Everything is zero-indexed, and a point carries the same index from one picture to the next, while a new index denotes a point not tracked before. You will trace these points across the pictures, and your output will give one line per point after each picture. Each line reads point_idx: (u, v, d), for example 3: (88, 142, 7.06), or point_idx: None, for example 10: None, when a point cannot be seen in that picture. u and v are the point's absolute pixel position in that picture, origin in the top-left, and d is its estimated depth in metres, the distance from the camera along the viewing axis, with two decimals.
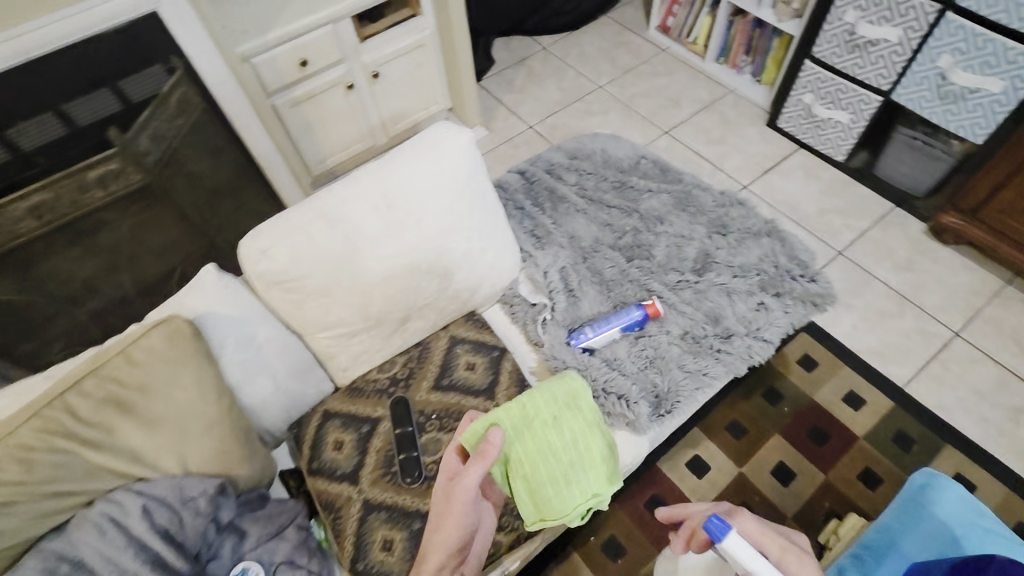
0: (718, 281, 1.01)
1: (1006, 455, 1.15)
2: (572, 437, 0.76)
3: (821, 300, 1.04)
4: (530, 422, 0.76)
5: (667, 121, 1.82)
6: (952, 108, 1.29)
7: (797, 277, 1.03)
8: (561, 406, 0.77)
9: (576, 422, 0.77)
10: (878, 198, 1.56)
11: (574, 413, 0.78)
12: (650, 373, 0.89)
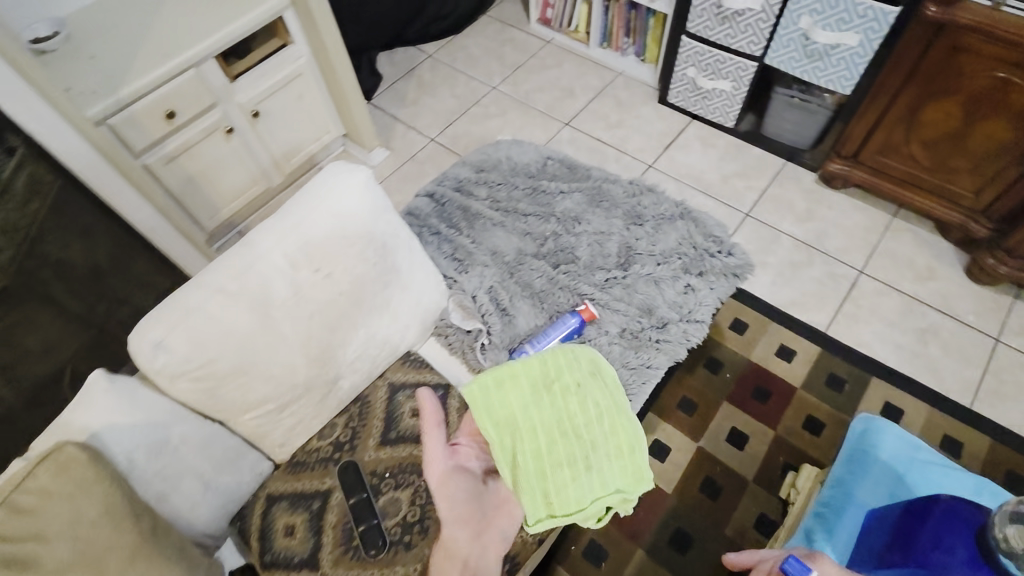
0: (644, 271, 1.02)
1: (921, 374, 1.26)
2: (593, 416, 0.77)
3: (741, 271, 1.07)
4: (547, 392, 0.78)
5: (565, 112, 1.83)
6: (819, 65, 1.37)
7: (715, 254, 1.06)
8: (583, 380, 0.79)
9: (596, 398, 0.79)
10: (771, 156, 1.65)
11: (597, 391, 0.79)
12: None
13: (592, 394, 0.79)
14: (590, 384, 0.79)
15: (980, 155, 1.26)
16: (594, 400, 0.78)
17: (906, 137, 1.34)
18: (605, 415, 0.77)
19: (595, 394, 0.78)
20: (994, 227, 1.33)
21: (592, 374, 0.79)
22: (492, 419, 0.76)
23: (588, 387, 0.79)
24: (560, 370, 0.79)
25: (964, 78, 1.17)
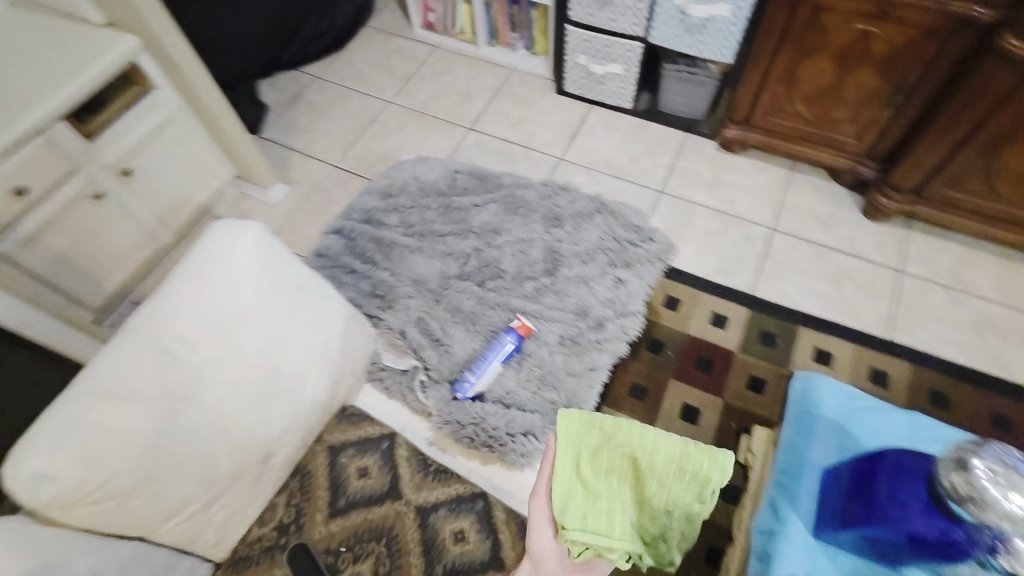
0: (573, 273, 1.00)
1: (842, 315, 1.33)
2: (661, 496, 0.70)
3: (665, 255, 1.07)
4: (622, 450, 0.72)
5: (466, 116, 1.79)
6: (698, 41, 1.41)
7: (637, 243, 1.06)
8: (672, 467, 0.69)
9: (677, 485, 0.69)
10: (672, 131, 1.69)
11: (680, 481, 0.69)
12: (544, 392, 0.89)
13: (673, 483, 0.69)
14: (677, 476, 0.69)
15: (856, 103, 1.34)
16: (673, 485, 0.70)
17: (789, 96, 1.40)
18: (675, 504, 0.69)
19: (677, 481, 0.69)
20: (879, 166, 1.42)
21: (687, 467, 0.69)
22: (571, 443, 0.74)
23: (672, 477, 0.69)
24: (653, 444, 0.70)
25: (830, 34, 1.24)
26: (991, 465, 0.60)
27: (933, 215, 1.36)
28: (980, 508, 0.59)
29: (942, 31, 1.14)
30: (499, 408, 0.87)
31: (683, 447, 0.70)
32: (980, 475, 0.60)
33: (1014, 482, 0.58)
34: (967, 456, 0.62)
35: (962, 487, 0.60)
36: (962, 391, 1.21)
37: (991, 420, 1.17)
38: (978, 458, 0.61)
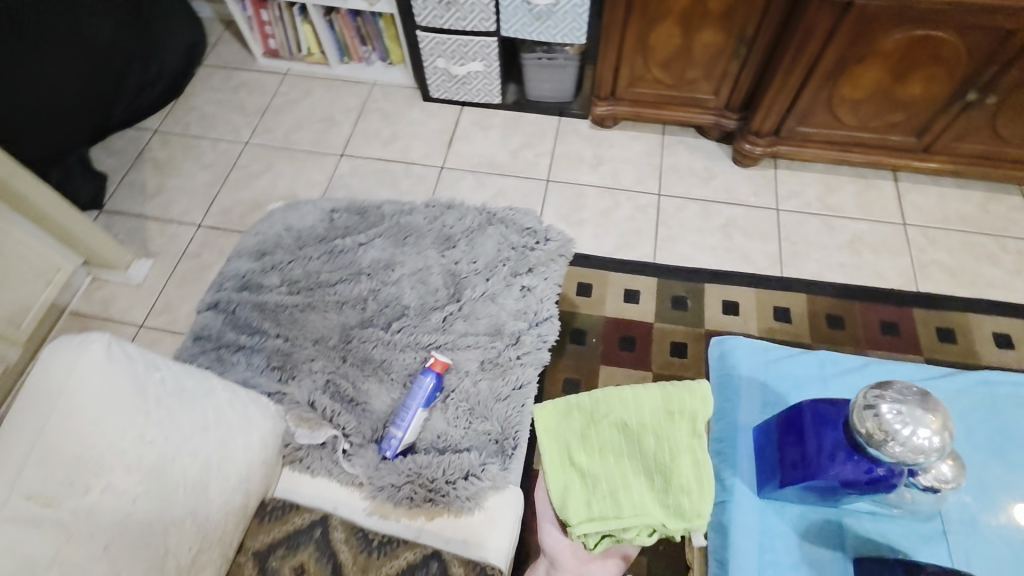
0: (478, 293, 0.97)
1: (738, 263, 1.40)
2: (657, 447, 0.69)
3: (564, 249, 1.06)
4: (610, 419, 0.72)
5: (334, 142, 1.68)
6: (550, 25, 1.40)
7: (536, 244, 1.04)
8: (658, 414, 0.71)
9: (669, 431, 0.70)
10: (546, 117, 1.69)
11: (671, 426, 0.70)
12: (477, 424, 0.84)
13: (664, 430, 0.70)
14: (665, 421, 0.70)
15: (706, 61, 1.38)
16: (665, 431, 0.70)
17: (645, 65, 1.42)
18: (675, 449, 0.68)
19: (668, 426, 0.70)
20: (739, 116, 1.49)
21: (672, 408, 0.70)
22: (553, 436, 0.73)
23: (661, 424, 0.70)
24: (632, 399, 0.71)
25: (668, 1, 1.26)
26: (895, 399, 0.58)
27: (794, 152, 1.45)
28: (894, 445, 0.57)
29: None
30: (433, 456, 0.81)
31: (660, 394, 0.71)
32: (888, 413, 0.58)
33: (917, 412, 0.57)
34: (872, 395, 0.59)
35: (875, 430, 0.58)
36: (852, 308, 1.32)
37: (880, 328, 1.29)
38: (882, 395, 0.58)
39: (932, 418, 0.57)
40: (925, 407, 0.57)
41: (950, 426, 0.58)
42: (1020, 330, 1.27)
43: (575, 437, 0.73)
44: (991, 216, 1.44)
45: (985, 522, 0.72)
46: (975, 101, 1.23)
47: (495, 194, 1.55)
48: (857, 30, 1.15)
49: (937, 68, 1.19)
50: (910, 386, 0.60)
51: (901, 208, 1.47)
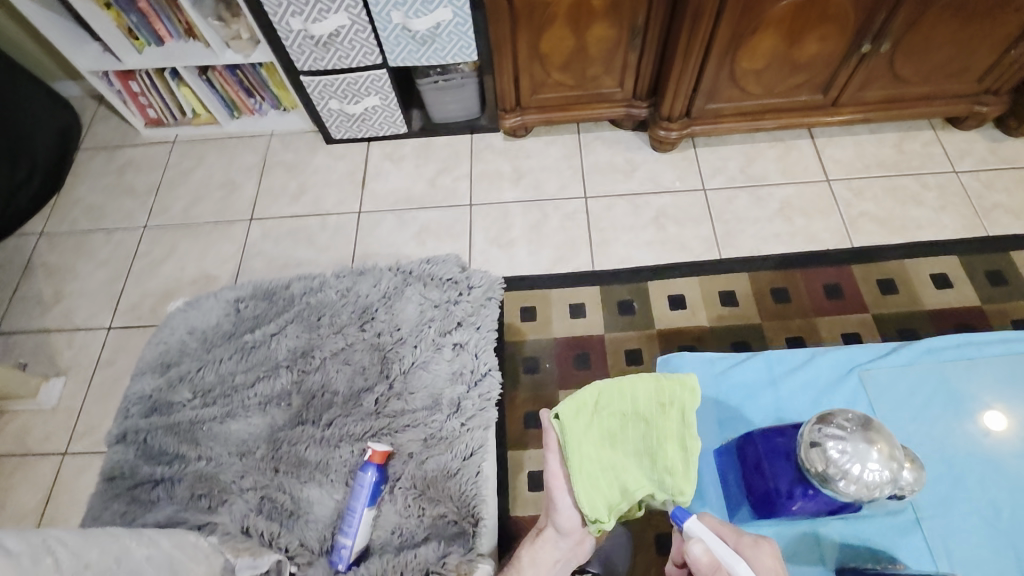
0: (407, 365, 0.93)
1: (676, 254, 1.38)
2: (647, 434, 0.72)
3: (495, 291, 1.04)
4: (609, 410, 0.73)
5: (240, 207, 1.58)
6: (436, 48, 1.32)
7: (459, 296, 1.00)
8: (651, 404, 0.72)
9: (660, 421, 0.71)
10: (457, 138, 1.62)
11: (663, 416, 0.71)
12: (430, 509, 0.81)
13: (655, 417, 0.71)
14: (657, 409, 0.71)
15: (603, 57, 1.32)
16: (656, 419, 0.71)
17: (544, 71, 1.35)
18: (665, 437, 0.70)
19: (659, 415, 0.71)
20: (649, 102, 1.45)
21: (663, 399, 0.71)
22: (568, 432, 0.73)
23: (653, 412, 0.71)
24: (628, 390, 0.72)
25: (552, 4, 1.19)
26: (837, 432, 0.58)
27: (709, 129, 1.43)
28: (843, 480, 0.57)
29: None
30: (387, 560, 0.75)
31: (654, 383, 0.71)
32: (831, 448, 0.58)
33: (859, 444, 0.57)
34: (817, 429, 0.59)
35: (821, 465, 0.58)
36: (793, 277, 1.31)
37: (824, 293, 1.28)
38: (824, 430, 0.59)
39: (875, 448, 0.56)
40: (867, 438, 0.57)
41: (899, 452, 0.58)
42: (954, 266, 1.29)
43: (583, 433, 0.72)
44: (907, 155, 1.45)
45: (956, 496, 0.71)
46: (871, 51, 1.23)
47: (419, 231, 1.48)
48: (744, 4, 1.12)
49: (828, 26, 1.17)
50: (854, 416, 0.60)
51: (822, 164, 1.47)
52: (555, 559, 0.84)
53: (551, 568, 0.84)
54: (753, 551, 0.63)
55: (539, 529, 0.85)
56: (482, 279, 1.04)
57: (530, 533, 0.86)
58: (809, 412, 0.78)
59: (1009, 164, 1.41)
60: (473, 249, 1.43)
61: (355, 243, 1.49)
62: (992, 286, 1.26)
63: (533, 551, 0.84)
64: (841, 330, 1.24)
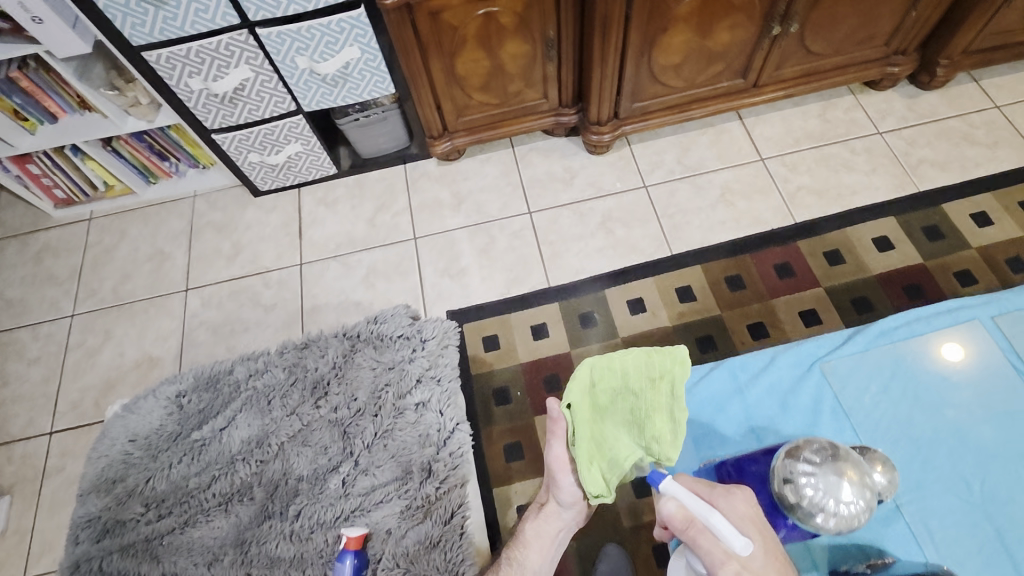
0: (351, 450, 1.12)
1: (629, 256, 1.37)
2: (638, 405, 0.76)
3: (435, 357, 1.21)
4: (604, 386, 0.76)
5: (173, 278, 1.49)
6: (350, 87, 1.26)
7: (388, 377, 1.19)
8: (641, 378, 0.75)
9: (649, 393, 0.75)
10: (390, 170, 1.56)
11: (652, 389, 0.75)
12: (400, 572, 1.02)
13: (646, 390, 0.75)
14: (647, 382, 0.75)
15: (521, 72, 1.29)
16: (646, 392, 0.75)
17: (465, 93, 1.32)
18: (656, 409, 0.75)
19: (648, 388, 0.75)
20: (577, 108, 1.43)
21: (653, 374, 0.74)
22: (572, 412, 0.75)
23: (643, 386, 0.75)
24: (621, 367, 0.75)
25: (461, 28, 1.15)
26: (809, 467, 0.60)
27: (640, 127, 1.43)
28: (818, 512, 0.59)
29: None
30: None
31: (643, 359, 0.75)
32: (805, 484, 0.60)
33: (831, 476, 0.59)
34: (790, 464, 0.62)
35: (798, 501, 0.60)
36: (745, 263, 1.32)
37: (776, 273, 1.30)
38: (798, 466, 0.61)
39: (845, 478, 0.59)
40: (837, 471, 0.59)
41: (867, 479, 0.61)
42: (893, 227, 1.32)
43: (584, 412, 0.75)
44: (832, 123, 1.48)
45: (929, 477, 0.72)
46: (781, 33, 1.24)
47: (366, 274, 1.43)
48: (649, 5, 1.11)
49: (736, 15, 1.18)
50: (824, 449, 0.62)
51: (754, 144, 1.48)
52: (556, 532, 0.95)
53: (554, 538, 0.95)
54: (726, 500, 0.64)
55: (542, 505, 0.97)
56: (429, 331, 1.23)
57: (533, 509, 0.98)
58: (781, 415, 0.78)
59: (927, 118, 1.46)
60: (424, 284, 1.39)
61: (301, 297, 1.42)
62: (930, 242, 1.30)
63: (538, 525, 0.95)
64: (798, 308, 1.26)
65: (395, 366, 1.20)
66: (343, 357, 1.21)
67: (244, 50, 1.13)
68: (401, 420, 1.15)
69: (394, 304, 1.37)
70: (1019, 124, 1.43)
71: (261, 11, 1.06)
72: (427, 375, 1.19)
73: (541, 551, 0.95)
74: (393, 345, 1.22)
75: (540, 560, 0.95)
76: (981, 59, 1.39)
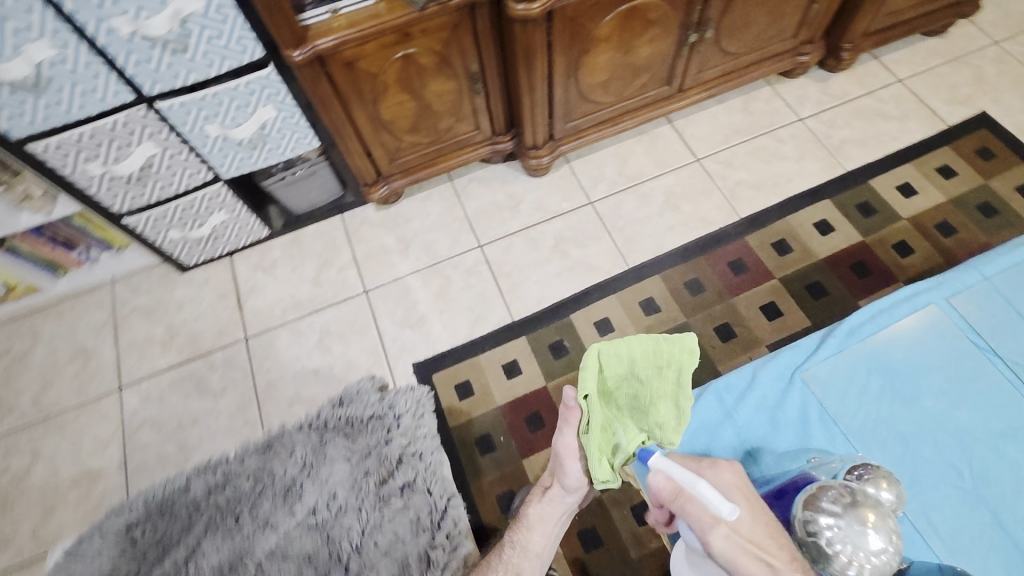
0: (335, 553, 1.09)
1: (588, 276, 1.35)
2: (645, 392, 0.72)
3: (410, 436, 1.18)
4: (612, 372, 0.71)
5: (103, 377, 1.34)
6: (271, 147, 1.18)
7: (362, 467, 1.16)
8: (649, 365, 0.71)
9: (655, 380, 0.71)
10: (327, 223, 1.48)
11: (658, 376, 0.70)
12: None
13: (652, 378, 0.71)
14: (654, 370, 0.71)
15: (449, 107, 1.25)
16: (653, 379, 0.71)
17: (394, 137, 1.26)
18: (662, 397, 0.71)
19: (654, 376, 0.71)
20: (510, 134, 1.41)
21: (661, 361, 0.70)
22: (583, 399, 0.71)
23: (650, 373, 0.71)
24: (629, 353, 0.70)
25: (381, 74, 1.09)
26: (828, 516, 0.57)
27: (577, 146, 1.42)
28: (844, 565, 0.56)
29: (462, 21, 1.06)
30: None
31: (652, 344, 0.70)
32: (826, 537, 0.57)
33: (851, 526, 0.55)
34: (808, 513, 0.58)
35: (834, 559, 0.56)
36: (700, 265, 1.33)
37: (731, 271, 1.32)
38: (817, 517, 0.57)
39: (868, 527, 0.55)
40: (859, 521, 0.55)
41: (890, 519, 0.57)
42: (830, 209, 1.37)
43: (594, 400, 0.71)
44: (756, 116, 1.52)
45: (920, 473, 0.74)
46: (698, 39, 1.26)
47: (320, 338, 1.34)
48: (569, 29, 1.09)
49: (654, 29, 1.18)
50: (843, 493, 0.58)
51: (687, 145, 1.50)
52: (560, 516, 0.89)
53: (558, 522, 0.88)
54: (712, 472, 0.65)
55: (545, 489, 0.90)
56: (402, 405, 1.21)
57: (537, 492, 0.91)
58: (772, 432, 0.77)
59: (841, 100, 1.53)
60: (384, 339, 1.32)
61: (252, 375, 1.31)
62: (866, 218, 1.35)
63: (541, 508, 0.88)
64: (758, 303, 1.28)
65: (368, 453, 1.17)
66: (314, 450, 1.19)
67: (145, 126, 1.02)
68: (383, 510, 1.12)
69: (361, 376, 1.29)
70: (922, 94, 1.51)
71: (158, 83, 0.96)
72: (410, 452, 1.16)
73: (545, 535, 0.88)
74: (367, 429, 1.20)
75: (543, 545, 0.89)
76: (878, 39, 1.47)
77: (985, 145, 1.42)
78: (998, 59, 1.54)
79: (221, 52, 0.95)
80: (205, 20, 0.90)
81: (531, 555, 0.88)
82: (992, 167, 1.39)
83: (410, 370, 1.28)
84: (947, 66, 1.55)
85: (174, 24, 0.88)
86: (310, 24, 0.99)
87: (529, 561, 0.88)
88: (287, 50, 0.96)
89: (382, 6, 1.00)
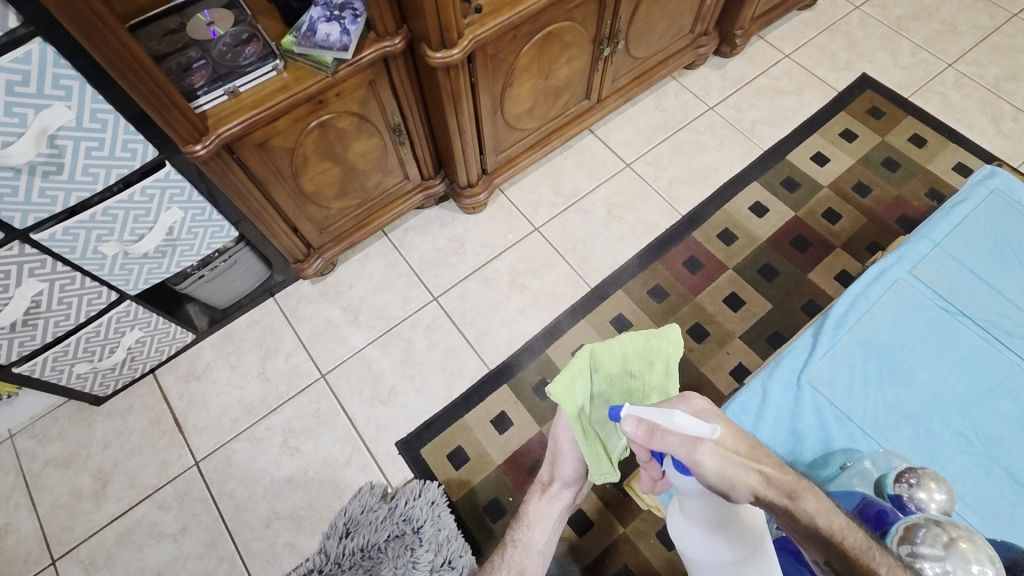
0: None
1: (552, 306, 1.31)
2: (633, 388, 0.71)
3: (440, 551, 1.06)
4: (607, 374, 0.69)
5: (28, 554, 1.12)
6: (181, 251, 1.03)
7: None
8: (640, 361, 0.70)
9: (646, 376, 0.71)
10: (259, 309, 1.33)
11: (649, 370, 0.71)
12: None
13: (642, 373, 0.71)
14: (644, 364, 0.70)
15: (374, 164, 1.15)
16: (644, 375, 0.71)
17: (320, 207, 1.15)
18: (651, 390, 0.71)
19: (645, 370, 0.71)
20: (439, 176, 1.33)
21: (651, 356, 0.70)
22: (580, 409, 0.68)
23: (641, 369, 0.70)
24: (621, 353, 0.69)
25: (298, 148, 0.98)
26: (932, 561, 0.57)
27: (509, 176, 1.36)
28: None
29: (377, 76, 0.98)
30: None
31: (641, 341, 0.70)
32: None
33: (958, 568, 0.56)
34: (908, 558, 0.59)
35: None
36: (657, 270, 1.34)
37: (688, 270, 1.34)
38: (920, 561, 0.58)
39: (972, 564, 0.56)
40: (964, 561, 0.56)
41: (983, 545, 0.58)
42: (759, 191, 1.43)
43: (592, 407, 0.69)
44: (670, 111, 1.55)
45: (936, 448, 0.79)
46: (611, 51, 1.26)
47: (283, 439, 1.20)
48: (490, 66, 1.04)
49: (570, 49, 1.16)
50: (935, 531, 0.59)
51: (614, 153, 1.50)
52: (561, 512, 0.85)
53: (560, 518, 0.85)
54: None
55: (544, 485, 0.86)
56: (418, 516, 1.09)
57: (534, 489, 0.87)
58: (796, 444, 0.80)
59: (741, 82, 1.59)
60: (356, 424, 1.21)
61: (215, 502, 1.16)
62: (792, 193, 1.42)
63: (541, 506, 0.84)
64: (720, 296, 1.31)
65: None
66: None
67: (23, 264, 0.84)
68: None
69: (356, 489, 1.16)
70: (809, 66, 1.61)
71: (31, 213, 0.79)
72: (438, 564, 1.05)
73: (548, 531, 0.85)
74: (388, 554, 1.07)
75: (544, 542, 0.85)
76: (762, 22, 1.55)
77: (874, 105, 1.54)
78: (863, 23, 1.68)
79: (106, 163, 0.81)
80: (79, 132, 0.76)
81: (533, 553, 0.84)
82: (884, 124, 1.51)
83: (395, 450, 1.19)
84: (823, 36, 1.66)
85: (42, 145, 0.72)
86: (206, 111, 0.85)
87: (532, 558, 0.83)
88: (187, 145, 0.83)
89: (287, 76, 0.89)
